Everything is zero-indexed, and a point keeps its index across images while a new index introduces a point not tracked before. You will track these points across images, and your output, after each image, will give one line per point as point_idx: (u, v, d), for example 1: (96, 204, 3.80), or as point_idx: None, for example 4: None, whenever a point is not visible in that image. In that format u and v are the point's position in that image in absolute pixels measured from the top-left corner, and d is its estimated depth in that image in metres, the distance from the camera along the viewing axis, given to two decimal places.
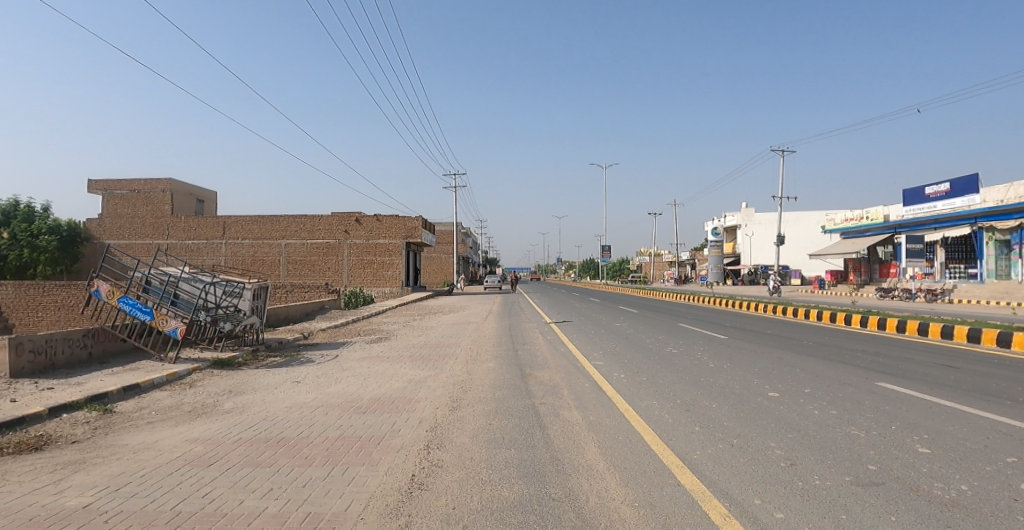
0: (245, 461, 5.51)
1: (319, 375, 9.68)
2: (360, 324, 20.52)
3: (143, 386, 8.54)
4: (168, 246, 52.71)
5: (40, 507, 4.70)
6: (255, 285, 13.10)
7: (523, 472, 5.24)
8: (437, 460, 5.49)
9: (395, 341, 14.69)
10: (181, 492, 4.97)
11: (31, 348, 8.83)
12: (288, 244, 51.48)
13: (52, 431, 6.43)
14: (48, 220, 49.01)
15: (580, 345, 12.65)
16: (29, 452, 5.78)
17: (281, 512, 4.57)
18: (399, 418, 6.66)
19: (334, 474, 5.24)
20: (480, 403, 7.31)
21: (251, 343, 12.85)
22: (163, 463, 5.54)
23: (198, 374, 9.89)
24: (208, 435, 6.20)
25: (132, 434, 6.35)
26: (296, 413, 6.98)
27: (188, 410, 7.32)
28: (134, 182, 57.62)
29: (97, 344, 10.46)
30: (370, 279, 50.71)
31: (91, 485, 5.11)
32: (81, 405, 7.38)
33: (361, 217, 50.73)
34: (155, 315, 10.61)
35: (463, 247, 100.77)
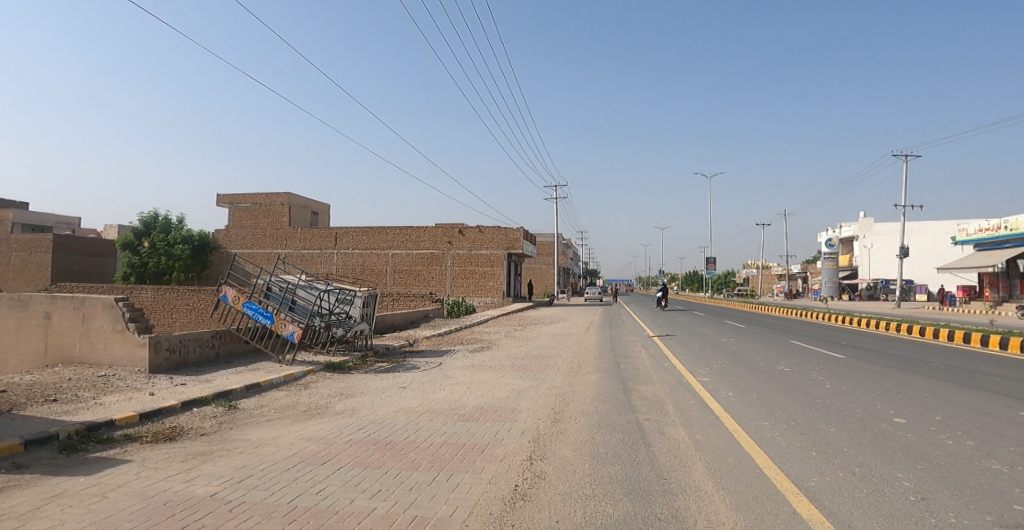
0: (355, 462, 5.74)
1: (424, 382, 9.93)
2: (464, 333, 20.97)
3: (264, 386, 9.16)
4: (286, 255, 56.28)
5: (174, 493, 5.19)
6: (366, 293, 13.61)
7: (628, 490, 5.10)
8: (541, 471, 5.47)
9: (497, 351, 14.84)
10: (297, 486, 5.30)
11: (167, 346, 9.74)
12: (394, 254, 53.73)
13: (185, 423, 7.04)
14: (183, 230, 54.04)
15: (685, 359, 12.27)
16: (165, 440, 6.36)
17: (389, 513, 4.81)
18: (503, 426, 6.79)
19: (440, 479, 5.37)
20: (583, 415, 7.20)
21: (361, 348, 13.40)
22: (282, 458, 5.88)
23: (313, 376, 10.49)
24: (321, 435, 6.53)
25: (252, 430, 6.82)
26: (405, 416, 7.34)
27: (303, 410, 7.75)
28: (257, 195, 60.85)
29: (223, 344, 11.33)
30: (470, 289, 52.04)
31: (217, 475, 5.52)
32: (210, 400, 8.02)
33: (464, 229, 52.18)
34: (274, 319, 11.38)
35: (563, 258, 100.94)
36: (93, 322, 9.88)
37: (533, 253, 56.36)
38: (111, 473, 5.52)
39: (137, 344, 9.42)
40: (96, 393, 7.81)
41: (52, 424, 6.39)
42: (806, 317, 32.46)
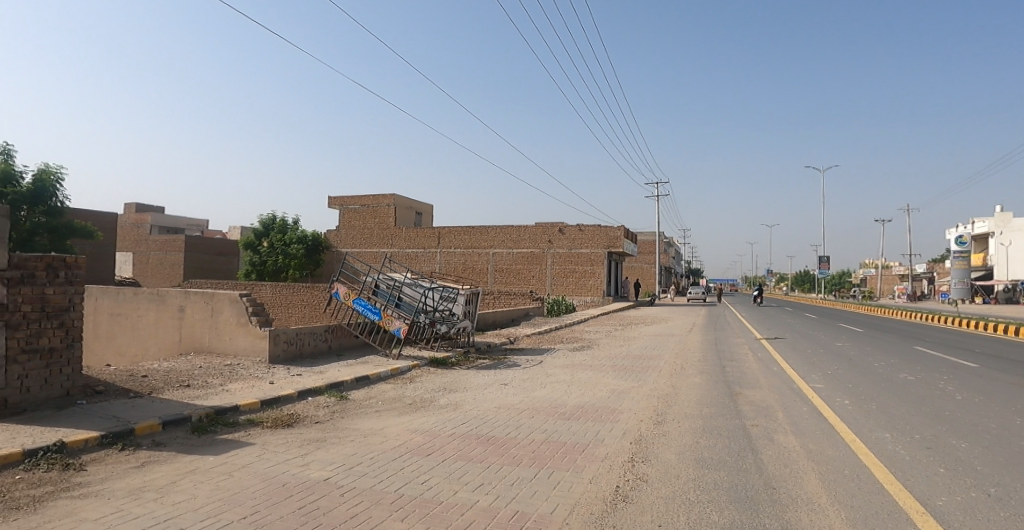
0: (458, 455, 5.92)
1: (524, 379, 10.06)
2: (563, 332, 21.01)
3: (372, 378, 9.64)
4: (393, 255, 58.80)
5: (291, 476, 5.56)
6: (470, 292, 13.87)
7: (734, 498, 4.91)
8: (642, 474, 5.39)
9: (597, 350, 14.74)
10: (404, 476, 5.53)
11: (285, 338, 10.47)
12: (495, 253, 54.64)
13: (301, 411, 7.53)
14: (297, 231, 57.54)
15: (795, 364, 11.65)
16: (283, 426, 6.85)
17: (491, 507, 4.91)
18: (605, 426, 6.77)
19: (540, 476, 5.42)
20: (686, 419, 7.02)
21: (464, 344, 13.74)
22: (389, 448, 6.16)
23: (418, 371, 10.91)
24: (425, 427, 6.76)
25: (361, 419, 7.18)
26: (507, 413, 7.46)
27: (408, 402, 8.08)
28: (366, 198, 63.13)
29: (335, 338, 12.00)
30: (570, 287, 51.57)
31: (330, 461, 5.86)
32: (323, 390, 8.54)
33: (563, 228, 51.82)
34: (382, 315, 12.11)
35: (664, 256, 98.10)
36: (220, 315, 10.77)
37: (632, 252, 55.23)
38: (237, 453, 6.00)
39: (259, 336, 10.21)
40: (223, 380, 8.53)
41: (186, 407, 7.05)
42: (931, 323, 29.78)
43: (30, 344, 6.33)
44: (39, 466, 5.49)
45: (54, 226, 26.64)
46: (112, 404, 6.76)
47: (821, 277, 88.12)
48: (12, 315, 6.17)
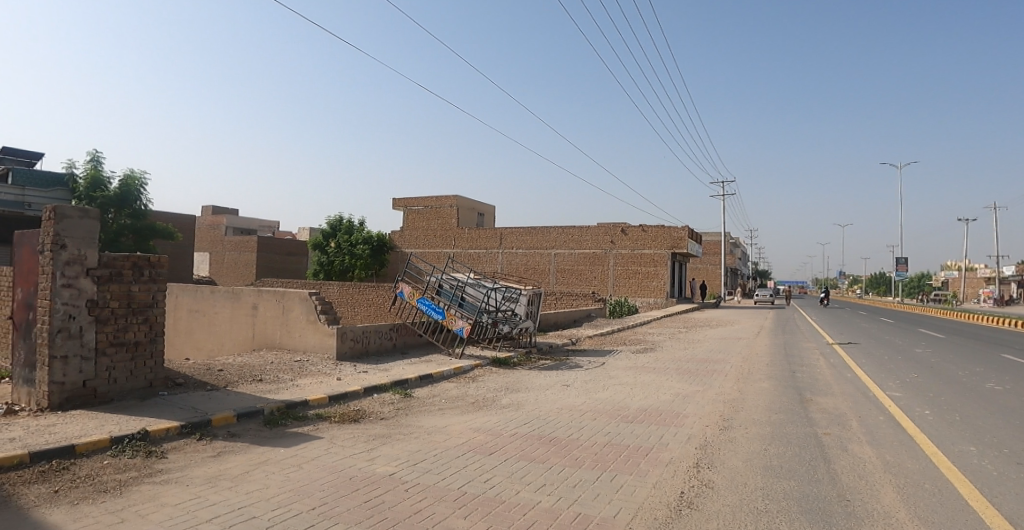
0: (520, 455, 5.95)
1: (587, 381, 10.00)
2: (626, 334, 20.71)
3: (435, 377, 9.80)
4: (454, 255, 56.82)
5: (358, 470, 5.73)
6: (532, 292, 13.81)
7: (805, 509, 4.75)
8: (708, 480, 5.28)
9: (660, 353, 14.49)
10: (467, 474, 5.60)
11: (351, 335, 10.77)
12: (557, 253, 51.72)
13: (367, 407, 7.73)
14: (363, 232, 57.45)
15: (871, 371, 11.13)
16: (350, 421, 7.05)
17: (553, 508, 4.91)
18: (669, 430, 6.68)
19: (603, 479, 5.40)
20: (754, 425, 6.83)
21: (526, 344, 13.71)
22: (452, 445, 6.26)
23: (480, 370, 11.01)
24: (488, 427, 6.83)
25: (425, 417, 7.31)
26: (569, 415, 7.46)
27: (471, 401, 8.17)
28: (427, 198, 63.08)
29: (400, 337, 12.23)
30: (633, 289, 48.42)
31: (395, 456, 6.00)
32: (388, 387, 8.74)
33: (626, 228, 48.57)
34: (446, 314, 12.22)
35: (731, 258, 94.16)
36: (290, 312, 11.18)
37: (700, 252, 53.29)
38: (306, 446, 6.22)
39: (327, 334, 10.54)
40: (293, 375, 8.85)
41: (259, 401, 7.35)
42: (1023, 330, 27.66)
43: (118, 338, 6.74)
44: (126, 452, 5.85)
45: (138, 229, 27.80)
46: (191, 396, 7.13)
47: (900, 280, 83.16)
48: (101, 310, 6.59)
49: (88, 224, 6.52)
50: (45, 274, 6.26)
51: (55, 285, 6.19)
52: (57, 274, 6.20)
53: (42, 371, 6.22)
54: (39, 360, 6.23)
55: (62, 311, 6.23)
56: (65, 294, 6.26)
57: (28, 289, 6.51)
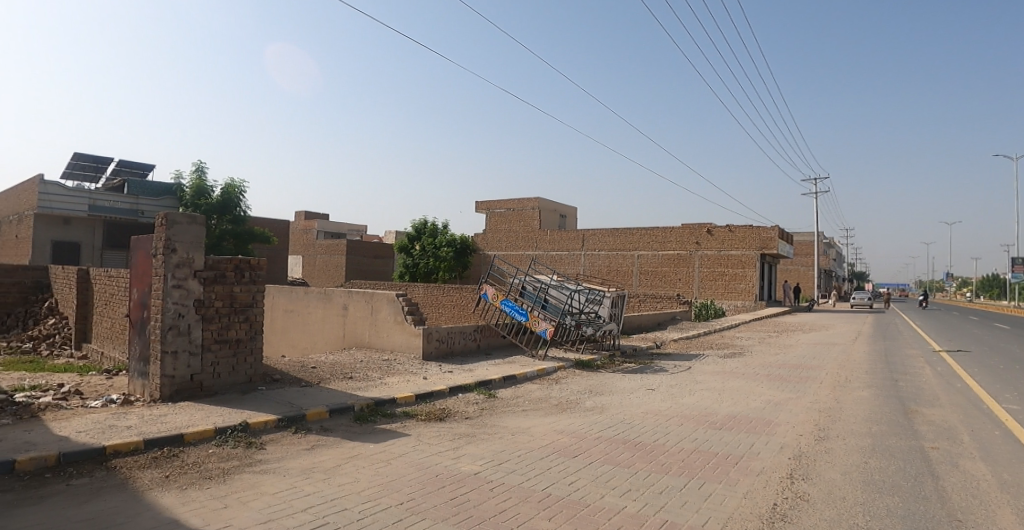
0: (605, 460, 5.95)
1: (672, 385, 9.84)
2: (713, 338, 20.01)
3: (519, 378, 9.91)
4: (536, 257, 51.18)
5: (445, 467, 5.88)
6: (615, 294, 13.67)
7: (911, 526, 4.48)
8: (802, 493, 5.09)
9: (748, 358, 13.98)
10: (551, 476, 5.65)
11: (437, 336, 11.06)
12: (640, 254, 45.09)
13: (453, 406, 7.91)
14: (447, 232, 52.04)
15: (986, 383, 10.27)
16: (435, 419, 7.24)
17: (639, 514, 4.86)
18: (758, 440, 6.53)
19: (691, 487, 5.31)
20: (852, 437, 6.51)
21: (608, 347, 13.60)
22: (535, 446, 6.35)
23: (564, 372, 11.02)
24: (571, 429, 6.85)
25: (509, 417, 7.43)
26: (654, 422, 7.37)
27: (554, 404, 8.21)
28: (510, 201, 57.83)
29: (484, 338, 12.43)
30: (720, 292, 41.12)
31: (480, 456, 6.13)
32: (472, 387, 8.91)
33: (714, 226, 41.14)
34: (529, 316, 12.29)
35: (825, 258, 87.70)
36: (378, 313, 11.62)
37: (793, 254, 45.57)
38: (394, 443, 6.44)
39: (414, 334, 10.88)
40: (381, 374, 9.18)
41: (349, 398, 7.68)
42: None
43: (221, 335, 7.22)
44: (228, 442, 6.24)
45: (238, 233, 29.61)
46: (287, 392, 7.54)
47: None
48: (207, 310, 7.06)
49: (195, 230, 6.99)
50: (159, 276, 6.79)
51: (167, 286, 6.70)
52: (169, 275, 6.70)
53: (155, 365, 6.77)
54: (153, 354, 6.78)
55: (172, 310, 6.74)
56: (175, 294, 6.75)
57: (143, 289, 7.08)
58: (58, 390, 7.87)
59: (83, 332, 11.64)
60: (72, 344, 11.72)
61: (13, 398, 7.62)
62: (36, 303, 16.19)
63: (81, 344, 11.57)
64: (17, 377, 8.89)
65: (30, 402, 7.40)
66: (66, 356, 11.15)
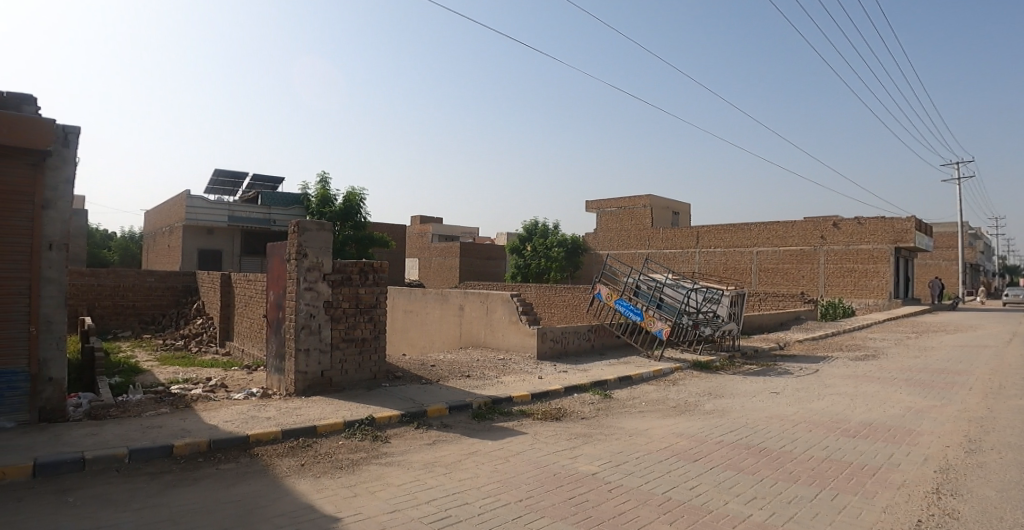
0: (727, 466, 5.80)
1: (798, 389, 9.37)
2: (842, 340, 18.56)
3: (634, 378, 9.82)
4: (649, 257, 48.39)
5: (562, 466, 5.96)
6: (734, 292, 13.20)
7: None
8: (952, 510, 4.66)
9: (884, 362, 12.91)
10: (670, 479, 5.56)
11: (551, 336, 11.20)
12: (759, 252, 41.22)
13: (569, 406, 7.98)
14: (559, 234, 50.77)
15: None
16: (552, 419, 7.33)
17: (766, 522, 4.65)
18: (898, 451, 6.05)
19: (822, 497, 5.03)
20: (1012, 451, 5.87)
21: (728, 348, 13.12)
22: (654, 450, 6.29)
23: (680, 373, 10.78)
24: (690, 434, 6.73)
25: (625, 419, 7.38)
26: (779, 428, 7.03)
27: (672, 406, 8.09)
28: (620, 198, 53.22)
29: (597, 338, 12.41)
30: (848, 290, 36.93)
31: (597, 457, 6.16)
32: (587, 387, 8.94)
33: (840, 218, 37.23)
34: (644, 316, 12.10)
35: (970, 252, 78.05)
36: (493, 313, 11.97)
37: (929, 246, 41.17)
38: (511, 441, 6.60)
39: (528, 334, 11.10)
40: (498, 373, 9.43)
41: (467, 395, 7.96)
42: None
43: (348, 334, 7.71)
44: (357, 435, 6.66)
45: (359, 237, 31.40)
46: (408, 389, 7.94)
47: None
48: (335, 310, 7.57)
49: (324, 236, 7.51)
50: (293, 279, 7.38)
51: (300, 288, 7.27)
52: (302, 279, 7.28)
53: (290, 361, 7.37)
54: (289, 351, 7.39)
55: (305, 310, 7.30)
56: (307, 296, 7.31)
57: (279, 292, 7.70)
58: (206, 384, 8.72)
59: (225, 331, 12.82)
60: (216, 342, 12.95)
61: (169, 390, 8.53)
62: (187, 305, 18.08)
63: (223, 342, 12.72)
64: (173, 371, 9.98)
65: (184, 393, 8.26)
66: (212, 352, 12.34)
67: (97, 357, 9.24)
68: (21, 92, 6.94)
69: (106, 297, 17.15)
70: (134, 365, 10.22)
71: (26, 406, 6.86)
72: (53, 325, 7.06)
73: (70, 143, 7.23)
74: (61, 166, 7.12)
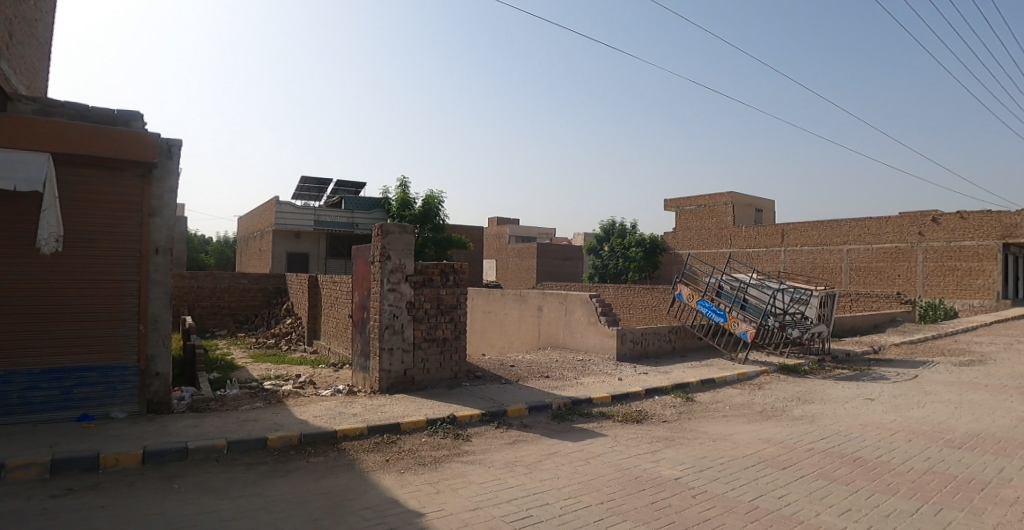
0: (818, 475, 5.51)
1: (896, 396, 8.80)
2: (946, 343, 17.25)
3: (717, 381, 9.53)
4: (731, 256, 46.71)
5: (644, 470, 5.86)
6: (824, 293, 12.57)
7: None
8: None
9: (995, 368, 11.89)
10: (757, 487, 5.34)
11: (631, 337, 11.05)
12: (851, 250, 38.82)
13: (650, 409, 7.84)
14: (636, 234, 49.74)
15: None
16: (633, 421, 7.23)
17: None
18: (1013, 465, 5.55)
19: (926, 512, 4.68)
20: None
21: (818, 352, 12.48)
22: (740, 456, 6.07)
23: (766, 377, 10.36)
24: (779, 440, 6.45)
25: (710, 423, 7.17)
26: (876, 437, 6.62)
27: (759, 410, 7.79)
28: (701, 196, 51.04)
29: (678, 339, 12.12)
30: (949, 290, 34.25)
31: (680, 461, 6.01)
32: (669, 390, 8.76)
33: (941, 212, 34.61)
34: (727, 317, 11.72)
35: None
36: (572, 314, 11.95)
37: None
38: (592, 443, 6.55)
39: (607, 335, 11.01)
40: (577, 374, 9.40)
41: (547, 396, 7.98)
42: None
43: (430, 334, 7.90)
44: (439, 433, 6.81)
45: (438, 240, 32.15)
46: (488, 389, 8.05)
47: None
48: (417, 311, 7.77)
49: (406, 238, 7.71)
50: (377, 280, 7.64)
51: (383, 290, 7.51)
52: (385, 280, 7.51)
53: (375, 360, 7.65)
54: (373, 350, 7.66)
55: (388, 311, 7.53)
56: (390, 297, 7.54)
57: (363, 293, 7.99)
58: (296, 381, 9.17)
59: (313, 331, 13.45)
60: (304, 340, 13.61)
61: (264, 385, 9.04)
62: (278, 305, 19.12)
63: (312, 340, 13.36)
64: (266, 368, 10.55)
65: (276, 389, 8.72)
66: (301, 350, 12.95)
67: (198, 353, 9.90)
68: (130, 109, 7.55)
69: (205, 298, 18.41)
70: (232, 361, 10.90)
71: (136, 398, 7.42)
72: (159, 324, 7.61)
73: (174, 155, 7.80)
74: (165, 177, 7.67)
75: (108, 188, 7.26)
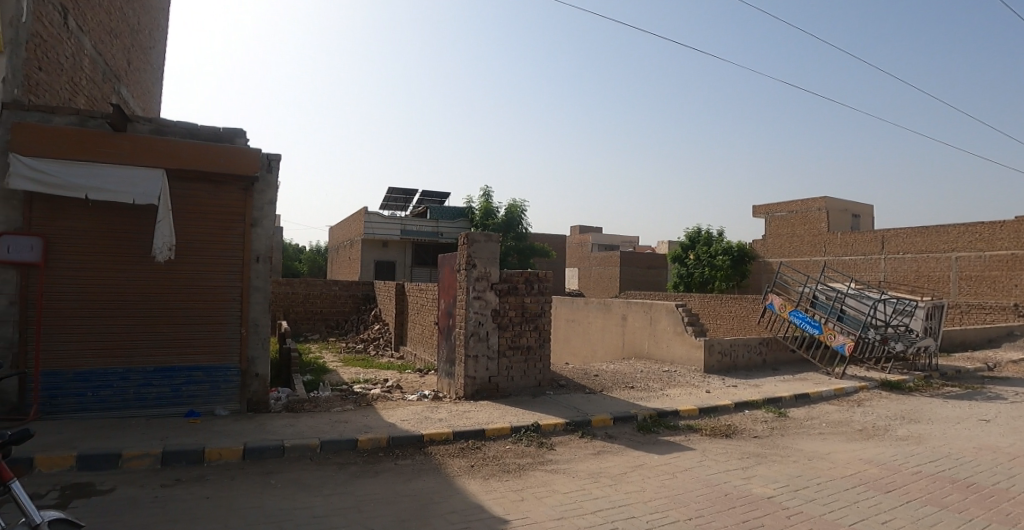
0: (928, 501, 5.13)
1: (1017, 418, 8.06)
2: None
3: (813, 397, 9.08)
4: (827, 264, 44.21)
5: (734, 487, 5.67)
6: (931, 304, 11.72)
7: None
8: None
9: None
10: (858, 510, 5.04)
11: (720, 349, 10.73)
12: (960, 257, 35.74)
13: (739, 423, 7.59)
14: (723, 242, 47.99)
15: None
16: (722, 436, 7.01)
17: None
18: None
19: None
20: None
21: (924, 368, 11.63)
22: (839, 476, 5.75)
23: (867, 393, 9.75)
24: (882, 462, 6.06)
25: (805, 441, 6.84)
26: (994, 462, 6.09)
27: (859, 429, 7.36)
28: (793, 201, 48.66)
29: (769, 352, 11.63)
30: None
31: (773, 479, 5.77)
32: (760, 405, 8.45)
33: None
34: (823, 329, 11.15)
35: None
36: (658, 323, 11.75)
37: None
38: (679, 457, 6.41)
39: (694, 345, 10.75)
40: (662, 385, 9.24)
41: (631, 407, 7.90)
42: None
43: (514, 342, 8.01)
44: (523, 440, 6.89)
45: (520, 248, 32.35)
46: (571, 398, 8.07)
47: None
48: (502, 318, 7.91)
49: (491, 247, 7.87)
50: (463, 288, 7.83)
51: (469, 297, 7.70)
52: (471, 288, 7.69)
53: (461, 366, 7.84)
54: (459, 357, 7.85)
55: (474, 318, 7.71)
56: (476, 304, 7.72)
57: (450, 300, 8.22)
58: (384, 385, 9.53)
59: (399, 337, 13.94)
60: (391, 346, 14.12)
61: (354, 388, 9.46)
62: (365, 312, 19.91)
63: (398, 346, 13.85)
64: (355, 371, 11.05)
65: (366, 393, 9.09)
66: (388, 355, 13.43)
67: (293, 356, 10.49)
68: (234, 127, 8.10)
69: (299, 304, 19.49)
70: (324, 365, 11.48)
71: (238, 397, 7.94)
72: (259, 327, 8.10)
73: (273, 169, 8.24)
74: (265, 190, 8.15)
75: (214, 201, 7.85)
